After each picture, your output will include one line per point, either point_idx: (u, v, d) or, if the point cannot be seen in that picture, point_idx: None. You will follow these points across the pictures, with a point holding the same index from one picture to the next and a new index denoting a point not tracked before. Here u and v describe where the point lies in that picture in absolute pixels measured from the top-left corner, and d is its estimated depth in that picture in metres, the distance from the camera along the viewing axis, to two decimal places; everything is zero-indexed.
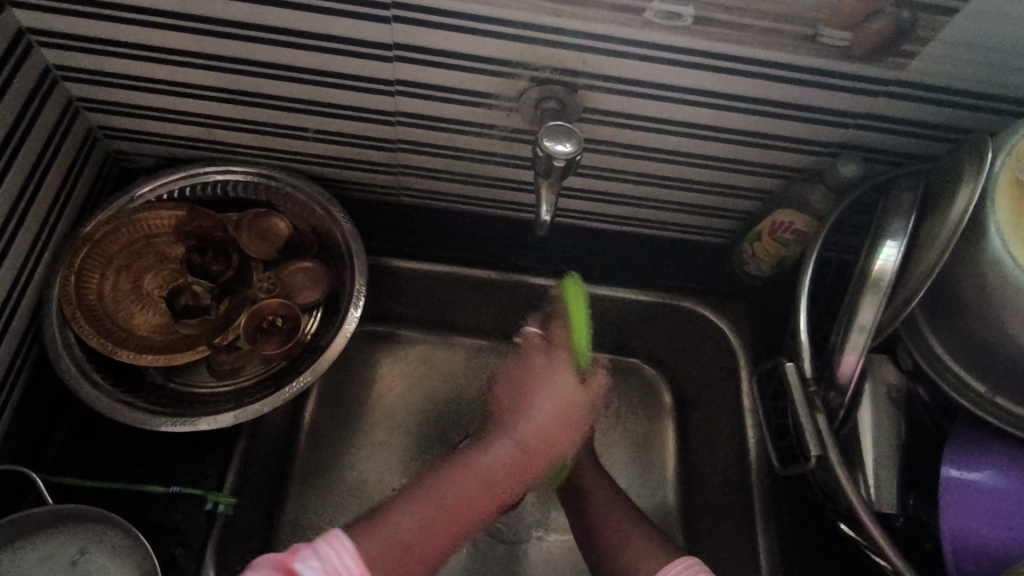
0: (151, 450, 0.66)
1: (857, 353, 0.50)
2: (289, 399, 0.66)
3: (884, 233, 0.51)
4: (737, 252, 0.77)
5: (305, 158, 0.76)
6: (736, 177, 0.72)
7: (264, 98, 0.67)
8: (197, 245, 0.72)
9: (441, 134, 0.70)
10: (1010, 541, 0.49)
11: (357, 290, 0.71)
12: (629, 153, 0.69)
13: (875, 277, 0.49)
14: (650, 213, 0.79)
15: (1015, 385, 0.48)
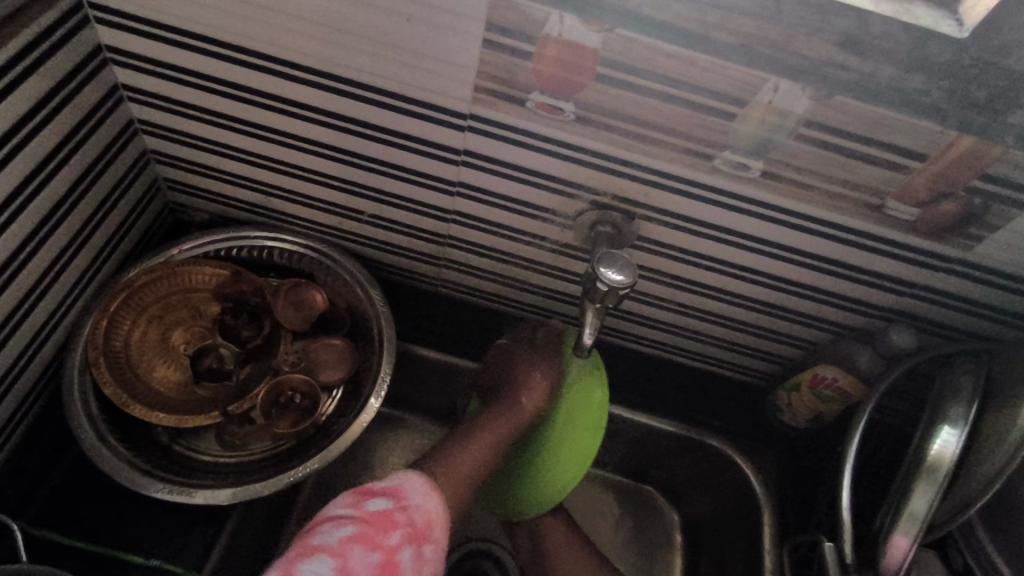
0: (139, 514, 0.63)
1: (910, 542, 0.47)
2: (293, 483, 0.64)
3: (944, 419, 0.48)
4: (773, 397, 0.75)
5: (355, 237, 0.77)
6: (781, 324, 0.70)
7: (328, 178, 0.69)
8: (233, 308, 0.72)
9: (493, 237, 0.70)
10: None
11: (381, 379, 0.69)
12: (677, 285, 0.69)
13: (933, 463, 0.47)
14: (687, 344, 0.78)
15: None
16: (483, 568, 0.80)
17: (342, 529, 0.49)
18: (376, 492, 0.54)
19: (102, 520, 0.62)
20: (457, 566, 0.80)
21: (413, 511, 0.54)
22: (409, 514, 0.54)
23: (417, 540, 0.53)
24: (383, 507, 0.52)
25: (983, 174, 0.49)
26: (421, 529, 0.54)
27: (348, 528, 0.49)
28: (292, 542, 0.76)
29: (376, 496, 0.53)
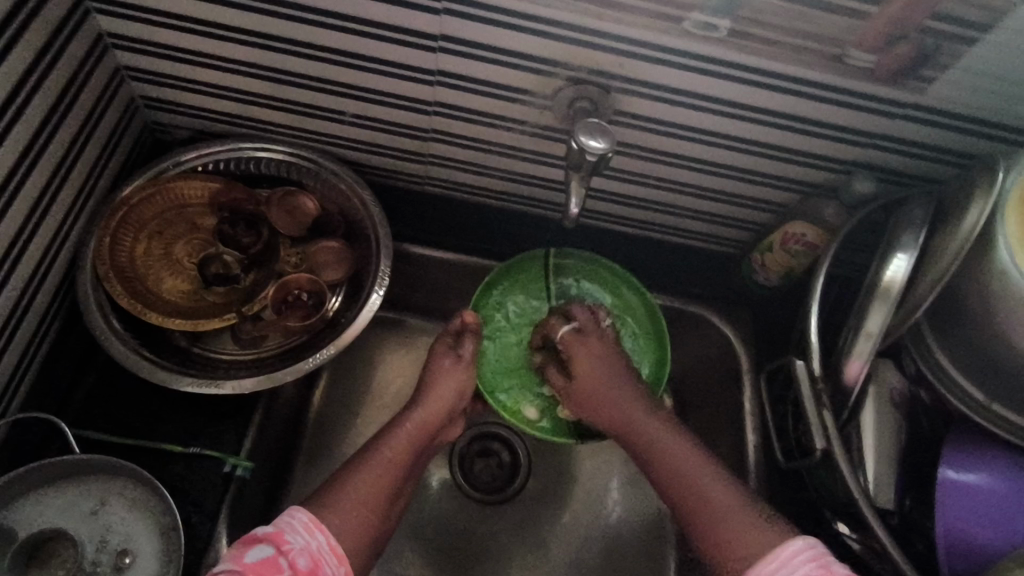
0: (171, 410, 0.68)
1: (863, 358, 0.53)
2: (310, 371, 0.69)
3: (897, 245, 0.53)
4: (748, 260, 0.80)
5: (338, 141, 0.78)
6: (753, 189, 0.75)
7: (306, 79, 0.70)
8: (230, 217, 0.74)
9: (474, 126, 0.72)
10: (998, 541, 0.50)
11: (382, 271, 0.73)
12: (653, 159, 0.72)
13: (885, 287, 0.52)
14: (667, 219, 0.82)
15: (1013, 393, 0.51)
16: (491, 448, 0.87)
17: (261, 553, 0.51)
18: (259, 537, 0.53)
19: (137, 418, 0.67)
20: (465, 450, 0.86)
21: (296, 552, 0.53)
22: (292, 556, 0.53)
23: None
24: (265, 555, 0.51)
25: (933, 13, 0.52)
26: (307, 570, 0.53)
27: (264, 550, 0.52)
28: (313, 434, 0.82)
29: (257, 544, 0.52)
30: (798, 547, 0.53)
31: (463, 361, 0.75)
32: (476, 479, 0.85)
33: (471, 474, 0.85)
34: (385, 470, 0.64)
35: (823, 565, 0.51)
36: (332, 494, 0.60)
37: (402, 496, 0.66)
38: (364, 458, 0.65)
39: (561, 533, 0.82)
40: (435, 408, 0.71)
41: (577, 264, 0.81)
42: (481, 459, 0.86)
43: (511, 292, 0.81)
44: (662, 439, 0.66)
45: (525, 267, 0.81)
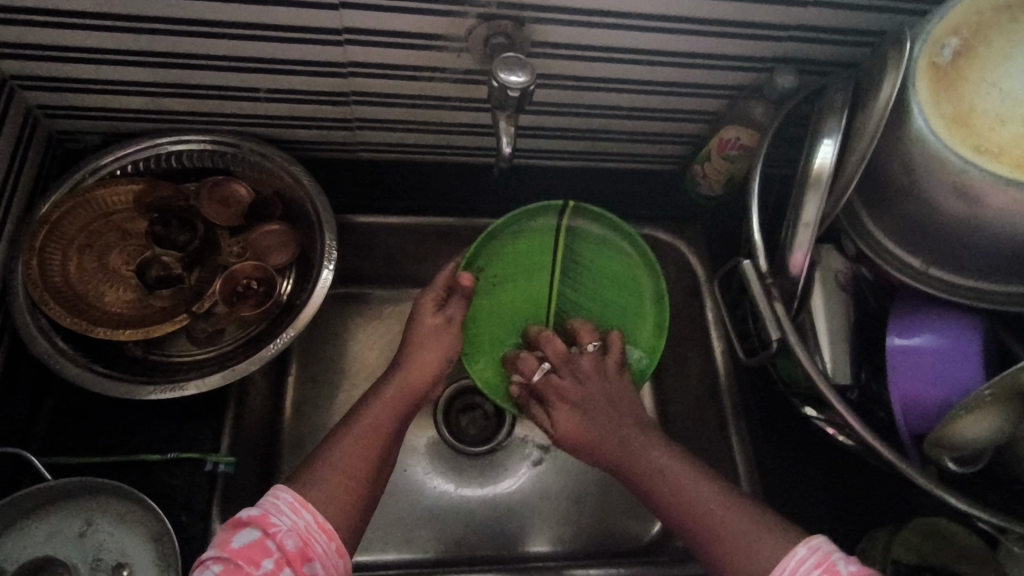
0: (140, 420, 0.67)
1: (804, 248, 0.54)
2: (274, 356, 0.68)
3: (822, 131, 0.54)
4: (689, 173, 0.81)
5: (258, 120, 0.75)
6: (682, 101, 0.74)
7: (211, 58, 0.66)
8: (160, 216, 0.72)
9: (395, 82, 0.70)
10: (946, 396, 0.54)
11: (328, 246, 0.72)
12: (579, 86, 0.71)
13: (816, 174, 0.53)
14: (604, 146, 0.81)
15: (947, 256, 0.53)
16: (472, 402, 0.88)
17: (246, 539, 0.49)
18: (244, 521, 0.51)
19: (106, 436, 0.66)
20: (448, 409, 0.87)
21: (283, 534, 0.51)
22: (279, 539, 0.51)
23: (295, 562, 0.50)
24: (250, 539, 0.50)
25: None
26: (296, 551, 0.51)
27: (251, 534, 0.50)
28: (291, 420, 0.82)
29: (242, 528, 0.50)
30: (803, 553, 0.49)
31: (452, 325, 0.72)
32: (464, 434, 0.86)
33: (458, 430, 0.87)
34: (368, 443, 0.61)
35: (825, 569, 0.47)
36: (314, 466, 0.58)
37: (389, 465, 0.63)
38: (342, 432, 0.62)
39: (553, 468, 0.85)
40: (418, 374, 0.68)
41: (586, 225, 0.76)
42: (465, 414, 0.87)
43: (514, 238, 0.75)
44: (664, 480, 0.60)
45: (535, 224, 0.75)
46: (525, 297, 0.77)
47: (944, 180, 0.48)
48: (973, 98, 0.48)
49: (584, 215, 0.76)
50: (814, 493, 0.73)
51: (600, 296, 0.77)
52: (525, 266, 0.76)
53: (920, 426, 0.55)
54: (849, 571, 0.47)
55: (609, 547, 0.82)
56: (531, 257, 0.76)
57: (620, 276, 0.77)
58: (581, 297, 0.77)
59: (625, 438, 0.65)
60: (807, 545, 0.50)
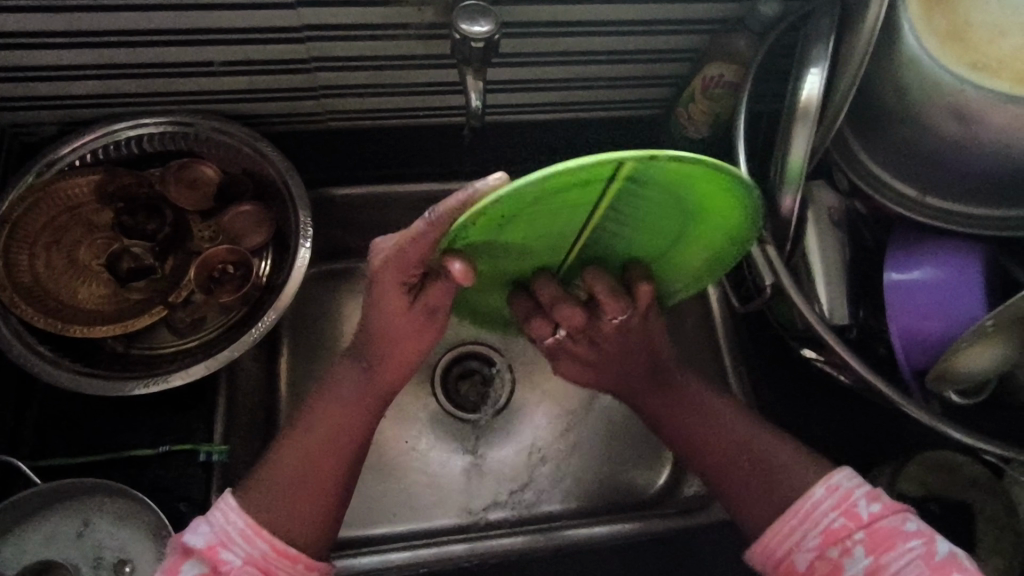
0: (129, 416, 0.66)
1: (796, 186, 0.52)
2: (257, 341, 0.66)
3: (808, 60, 0.50)
4: (674, 117, 0.77)
5: (216, 96, 0.71)
6: (662, 40, 0.70)
7: (158, 33, 0.62)
8: (125, 206, 0.69)
9: (355, 44, 0.66)
10: (947, 329, 0.52)
11: (303, 223, 0.69)
12: (553, 33, 0.66)
13: (803, 107, 0.50)
14: (583, 96, 0.77)
15: (945, 183, 0.50)
16: (471, 367, 0.87)
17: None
18: (189, 558, 0.47)
19: (96, 434, 0.65)
20: (446, 376, 0.86)
21: (232, 571, 0.47)
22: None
23: None
24: None
25: None
26: None
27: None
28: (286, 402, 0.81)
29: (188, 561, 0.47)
30: (821, 494, 0.50)
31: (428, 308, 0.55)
32: (463, 400, 0.85)
33: (457, 396, 0.86)
34: (326, 447, 0.55)
35: (845, 512, 0.49)
36: (267, 481, 0.54)
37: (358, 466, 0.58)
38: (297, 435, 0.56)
39: (554, 428, 0.84)
40: (391, 363, 0.57)
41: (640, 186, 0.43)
42: (464, 380, 0.86)
43: (525, 204, 0.42)
44: (695, 427, 0.61)
45: (568, 185, 0.40)
46: (539, 254, 0.53)
47: (939, 103, 0.45)
48: (967, 11, 0.45)
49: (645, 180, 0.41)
50: (818, 434, 0.72)
51: (651, 234, 0.51)
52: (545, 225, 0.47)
53: (922, 363, 0.53)
54: (869, 512, 0.48)
55: (616, 501, 0.82)
56: (549, 217, 0.46)
57: (688, 212, 0.49)
58: (627, 240, 0.52)
59: (655, 387, 0.63)
60: (826, 485, 0.51)
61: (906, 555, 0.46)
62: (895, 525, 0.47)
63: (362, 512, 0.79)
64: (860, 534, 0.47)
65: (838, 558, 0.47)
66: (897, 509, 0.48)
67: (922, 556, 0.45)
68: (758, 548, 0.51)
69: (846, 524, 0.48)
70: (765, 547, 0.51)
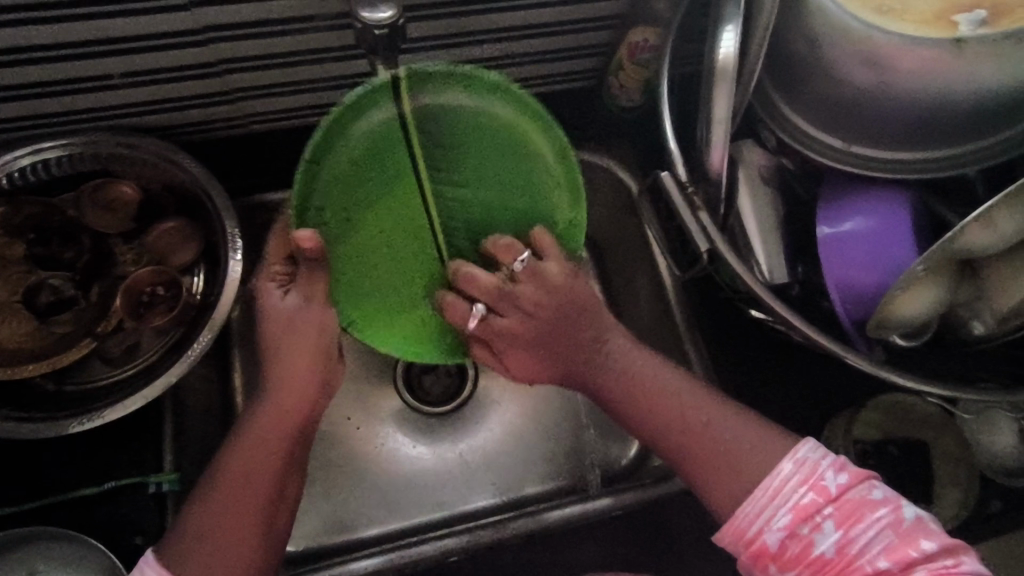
0: (70, 455, 0.63)
1: (722, 144, 0.50)
2: (196, 362, 0.64)
3: (722, 16, 0.48)
4: (606, 87, 0.76)
5: (119, 108, 0.67)
6: (582, 9, 0.67)
7: (44, 49, 0.58)
8: (38, 236, 0.65)
9: (261, 41, 0.62)
10: (881, 278, 0.52)
11: (231, 234, 0.66)
12: (466, 11, 0.63)
13: (722, 66, 0.48)
14: (509, 73, 0.75)
15: (869, 132, 0.50)
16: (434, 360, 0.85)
17: None
18: None
19: (36, 478, 0.62)
20: (409, 371, 0.84)
21: None
22: None
23: None
24: None
25: None
26: None
27: None
28: None
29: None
30: (789, 469, 0.48)
31: (313, 307, 0.55)
32: (428, 394, 0.84)
33: (423, 390, 0.84)
34: (245, 488, 0.52)
35: (813, 486, 0.47)
36: (192, 523, 0.51)
37: (288, 493, 0.55)
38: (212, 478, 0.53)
39: (520, 413, 0.84)
40: (290, 388, 0.55)
41: (462, 91, 0.55)
42: (429, 373, 0.84)
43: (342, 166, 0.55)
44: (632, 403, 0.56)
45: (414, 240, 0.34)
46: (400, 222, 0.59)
47: (852, 52, 0.44)
48: None
49: (430, 86, 0.54)
50: (777, 389, 0.73)
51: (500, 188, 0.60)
52: (400, 225, 0.59)
53: (860, 313, 0.53)
54: (837, 483, 0.47)
55: (588, 478, 0.82)
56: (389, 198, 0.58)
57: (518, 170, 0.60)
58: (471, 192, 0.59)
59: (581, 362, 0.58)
60: (793, 459, 0.49)
61: (874, 525, 0.45)
62: (862, 494, 0.46)
63: (333, 520, 0.78)
64: (830, 509, 0.46)
65: (809, 535, 0.46)
66: (860, 476, 0.48)
67: (890, 524, 0.45)
68: (726, 531, 0.49)
69: (815, 500, 0.46)
70: (733, 528, 0.49)
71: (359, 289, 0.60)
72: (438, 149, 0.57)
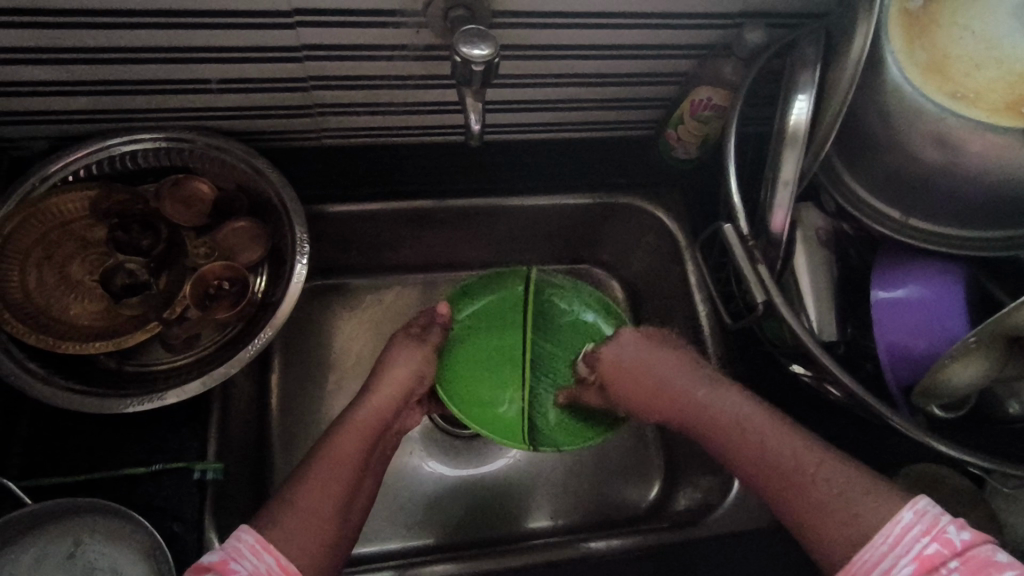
0: (122, 433, 0.65)
1: (785, 207, 0.53)
2: (253, 358, 0.66)
3: (796, 86, 0.52)
4: (664, 138, 0.79)
5: (211, 112, 0.71)
6: (654, 64, 0.71)
7: (156, 52, 0.62)
8: (120, 222, 0.68)
9: (354, 64, 0.66)
10: (930, 346, 0.54)
11: (300, 239, 0.69)
12: (545, 55, 0.67)
13: (792, 132, 0.51)
14: (573, 115, 0.79)
15: (928, 206, 0.53)
16: None
17: None
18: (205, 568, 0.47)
19: (88, 453, 0.64)
20: None
21: None
22: None
23: None
24: None
25: None
26: None
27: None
28: (280, 418, 0.81)
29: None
30: (910, 518, 0.48)
31: (425, 345, 0.71)
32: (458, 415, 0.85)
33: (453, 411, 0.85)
34: (335, 470, 0.58)
35: (937, 538, 0.47)
36: (275, 506, 0.55)
37: (360, 495, 0.60)
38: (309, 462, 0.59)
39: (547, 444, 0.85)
40: (387, 398, 0.66)
41: (571, 302, 0.76)
42: None
43: (481, 296, 0.75)
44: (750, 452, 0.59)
45: None
46: (496, 344, 0.75)
47: (922, 130, 0.47)
48: (947, 43, 0.47)
49: (553, 290, 0.75)
50: None
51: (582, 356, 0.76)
52: (501, 344, 0.75)
53: (906, 377, 0.55)
54: (960, 539, 0.46)
55: (608, 516, 0.82)
56: (500, 323, 0.75)
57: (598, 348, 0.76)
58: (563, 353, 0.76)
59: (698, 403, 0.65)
60: (913, 509, 0.49)
61: None
62: (989, 554, 0.45)
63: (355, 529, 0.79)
64: (953, 562, 0.45)
65: None
66: (987, 539, 0.47)
67: None
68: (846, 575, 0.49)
69: (939, 551, 0.46)
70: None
71: (456, 389, 0.72)
72: (545, 323, 0.76)
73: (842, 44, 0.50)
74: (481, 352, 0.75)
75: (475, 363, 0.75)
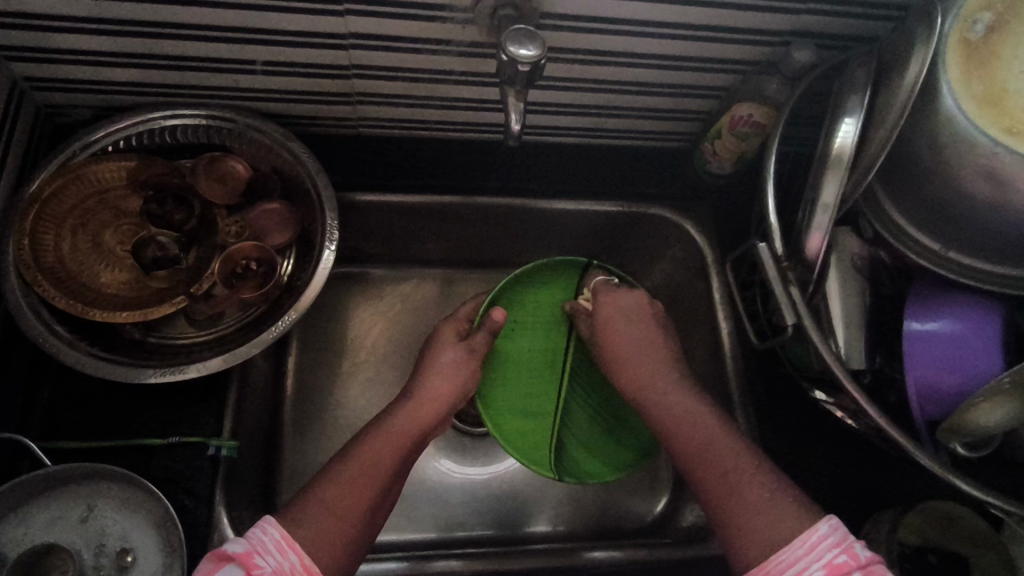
0: (139, 403, 0.66)
1: (823, 230, 0.52)
2: (275, 339, 0.67)
3: (844, 108, 0.51)
4: (699, 151, 0.78)
5: (252, 94, 0.72)
6: (696, 76, 0.71)
7: (206, 29, 0.63)
8: (155, 194, 0.69)
9: (398, 55, 0.67)
10: (962, 382, 0.53)
11: (330, 225, 0.70)
12: (589, 60, 0.67)
13: (836, 155, 0.51)
14: (609, 121, 0.78)
15: (971, 241, 0.52)
16: None
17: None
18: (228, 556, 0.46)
19: (105, 420, 0.65)
20: None
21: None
22: None
23: None
24: None
25: None
26: None
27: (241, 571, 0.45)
28: (293, 400, 0.81)
29: (226, 564, 0.46)
30: (825, 530, 0.47)
31: (471, 356, 0.69)
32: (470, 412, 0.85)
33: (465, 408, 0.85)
34: (363, 475, 0.57)
35: (847, 550, 0.46)
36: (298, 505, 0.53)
37: (384, 505, 0.59)
38: (339, 464, 0.58)
39: None
40: (428, 406, 0.65)
41: None
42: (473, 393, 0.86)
43: (528, 293, 0.76)
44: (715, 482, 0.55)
45: None
46: (539, 350, 0.75)
47: (973, 161, 0.47)
48: (1003, 77, 0.47)
49: None
50: (818, 475, 0.73)
51: None
52: (541, 347, 0.75)
53: (934, 413, 0.54)
54: (867, 554, 0.46)
55: (612, 527, 0.82)
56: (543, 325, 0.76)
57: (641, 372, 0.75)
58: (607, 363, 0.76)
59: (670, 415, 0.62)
60: (829, 522, 0.48)
61: None
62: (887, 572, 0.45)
63: None
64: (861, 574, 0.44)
65: None
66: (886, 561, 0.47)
67: None
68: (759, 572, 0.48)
69: (848, 562, 0.45)
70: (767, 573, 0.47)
71: (497, 393, 0.72)
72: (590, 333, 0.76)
73: (897, 70, 0.49)
74: (523, 355, 0.74)
75: (516, 366, 0.74)
